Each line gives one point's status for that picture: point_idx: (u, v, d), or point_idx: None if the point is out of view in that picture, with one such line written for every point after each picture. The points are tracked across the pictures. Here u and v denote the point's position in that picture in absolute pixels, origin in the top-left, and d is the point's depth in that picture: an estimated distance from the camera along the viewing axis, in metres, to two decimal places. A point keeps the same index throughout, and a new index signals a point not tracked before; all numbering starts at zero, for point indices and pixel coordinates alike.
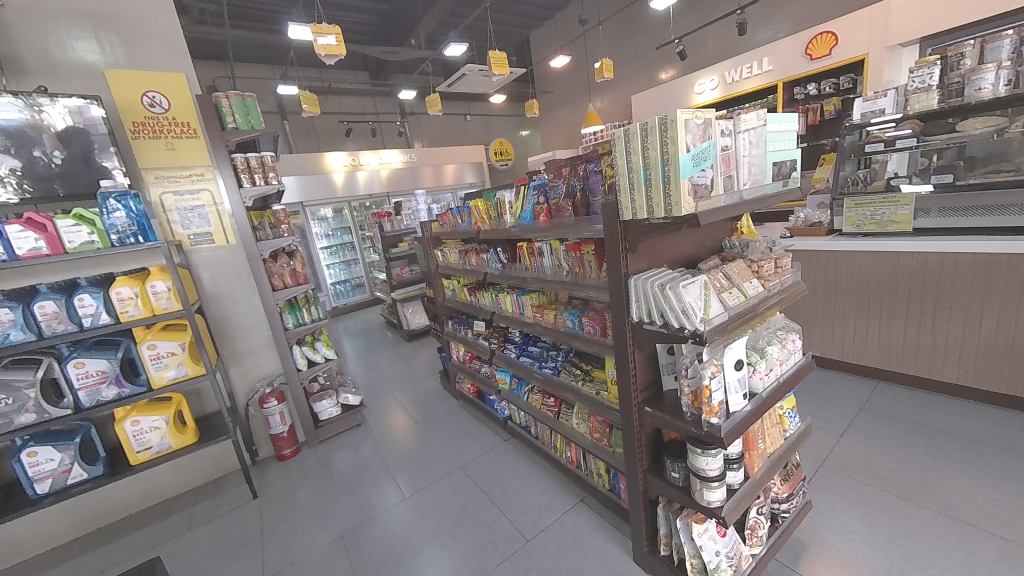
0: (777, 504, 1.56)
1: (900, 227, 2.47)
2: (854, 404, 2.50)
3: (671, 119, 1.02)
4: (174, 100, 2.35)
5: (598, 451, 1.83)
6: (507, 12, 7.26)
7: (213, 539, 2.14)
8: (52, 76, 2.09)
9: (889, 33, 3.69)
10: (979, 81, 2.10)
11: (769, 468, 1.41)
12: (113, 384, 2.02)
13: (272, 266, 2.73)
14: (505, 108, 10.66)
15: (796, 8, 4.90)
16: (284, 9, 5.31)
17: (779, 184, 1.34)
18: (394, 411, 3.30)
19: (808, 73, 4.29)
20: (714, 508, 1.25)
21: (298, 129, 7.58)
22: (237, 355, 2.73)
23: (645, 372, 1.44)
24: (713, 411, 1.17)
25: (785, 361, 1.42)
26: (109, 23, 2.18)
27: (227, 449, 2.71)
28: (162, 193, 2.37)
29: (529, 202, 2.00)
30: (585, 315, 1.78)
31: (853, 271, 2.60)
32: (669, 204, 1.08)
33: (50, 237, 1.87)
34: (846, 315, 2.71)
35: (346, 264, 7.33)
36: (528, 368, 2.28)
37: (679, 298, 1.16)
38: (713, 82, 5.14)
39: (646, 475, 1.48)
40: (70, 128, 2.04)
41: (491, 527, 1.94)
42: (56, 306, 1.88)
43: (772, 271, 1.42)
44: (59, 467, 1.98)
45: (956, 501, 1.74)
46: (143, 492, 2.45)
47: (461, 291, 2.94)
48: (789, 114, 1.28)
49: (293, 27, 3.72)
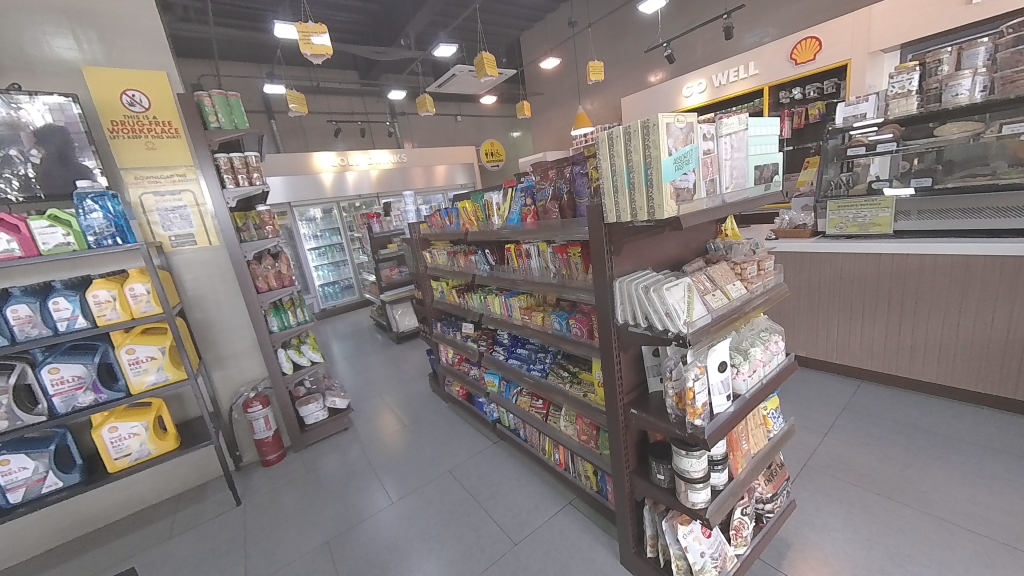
0: (763, 504, 1.57)
1: (881, 229, 2.52)
2: (838, 403, 2.54)
3: (652, 122, 1.02)
4: (154, 98, 2.30)
5: (585, 453, 1.83)
6: (498, 13, 7.23)
7: (195, 547, 2.10)
8: (27, 73, 2.03)
9: (871, 39, 3.76)
10: (956, 87, 2.17)
11: (753, 468, 1.42)
12: (90, 390, 1.97)
13: (257, 267, 2.69)
14: (495, 109, 10.68)
15: (781, 13, 4.98)
16: (270, 7, 5.23)
17: (762, 187, 1.35)
18: (382, 414, 3.28)
19: (793, 77, 4.37)
20: (698, 509, 1.26)
21: (285, 128, 7.48)
22: (221, 359, 2.68)
23: (631, 374, 1.44)
24: (697, 412, 1.17)
25: (769, 362, 1.44)
26: (87, 19, 2.13)
27: (210, 455, 2.65)
28: (143, 194, 2.32)
29: (516, 203, 2.00)
30: (573, 317, 1.79)
31: (836, 272, 2.64)
32: (652, 207, 1.08)
33: (24, 238, 1.81)
34: (830, 315, 2.75)
35: (335, 265, 7.27)
36: (517, 370, 2.27)
37: (663, 301, 1.16)
38: (701, 85, 5.18)
39: (632, 477, 1.48)
40: (48, 126, 1.99)
41: (478, 531, 1.93)
42: (29, 310, 1.82)
43: (755, 272, 1.43)
44: (33, 476, 1.92)
45: (935, 499, 1.77)
46: (123, 500, 2.39)
47: (450, 292, 2.92)
48: (770, 119, 1.30)
49: (279, 25, 3.66)
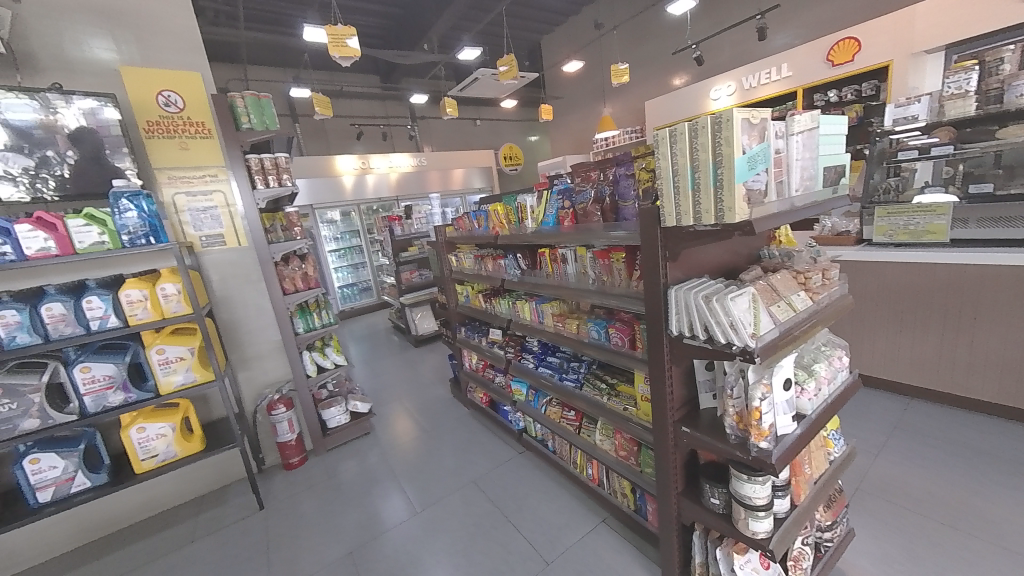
0: (822, 533, 1.45)
1: (935, 237, 2.34)
2: (886, 421, 2.39)
3: (726, 118, 0.94)
4: (188, 99, 2.32)
5: (624, 470, 1.74)
6: (521, 16, 7.23)
7: (216, 552, 2.06)
8: (66, 73, 2.05)
9: (913, 38, 3.59)
10: (1021, 87, 2.05)
11: (816, 495, 1.31)
12: (119, 389, 1.96)
13: (284, 269, 2.68)
14: (514, 113, 10.72)
15: (814, 14, 4.85)
16: (298, 11, 5.32)
17: (829, 190, 1.26)
18: (402, 419, 3.22)
19: (828, 79, 4.22)
20: (761, 540, 1.15)
21: (308, 130, 7.57)
22: (246, 360, 2.67)
23: (682, 389, 1.35)
24: (762, 434, 1.09)
25: (832, 380, 1.33)
26: (125, 21, 2.15)
27: (233, 456, 2.64)
28: (175, 193, 2.33)
29: (552, 206, 1.92)
30: (612, 326, 1.69)
31: (884, 282, 2.50)
32: (720, 210, 0.99)
33: (60, 237, 1.81)
34: (875, 328, 2.60)
35: (354, 268, 7.34)
36: (547, 379, 2.19)
37: (727, 312, 1.06)
38: (730, 88, 5.04)
39: (680, 499, 1.38)
40: (82, 128, 1.99)
41: (508, 546, 1.85)
42: (63, 308, 1.82)
43: (819, 282, 1.33)
44: (63, 475, 1.91)
45: (1006, 530, 1.62)
46: (146, 501, 2.38)
47: (475, 297, 2.88)
48: (840, 116, 1.21)
49: (308, 28, 3.68)
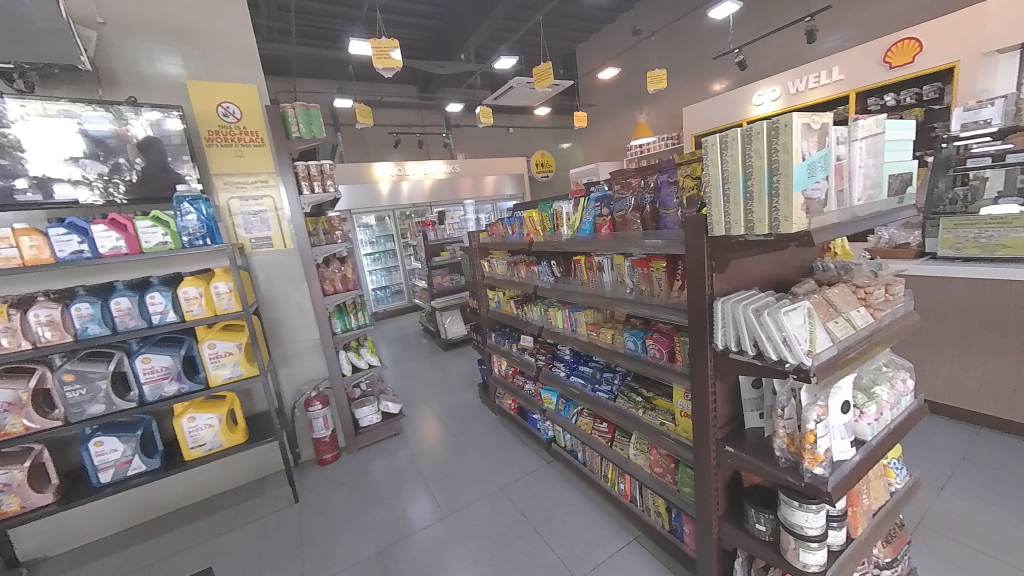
0: (880, 571, 1.34)
1: (1011, 252, 2.09)
2: (951, 451, 2.18)
3: (783, 123, 0.90)
4: (244, 110, 2.47)
5: (660, 488, 1.67)
6: (557, 25, 7.28)
7: (253, 542, 2.14)
8: (139, 87, 2.23)
9: (984, 37, 3.33)
10: None
11: (875, 529, 1.21)
12: (174, 380, 2.09)
13: (325, 270, 2.80)
14: (547, 121, 10.78)
15: (869, 15, 4.61)
16: (345, 26, 5.59)
17: (893, 200, 1.18)
18: (430, 422, 3.25)
19: (884, 82, 3.97)
20: (813, 573, 1.07)
21: (349, 139, 7.90)
22: (286, 357, 2.78)
23: (726, 406, 1.28)
24: (817, 459, 1.01)
25: (896, 404, 1.23)
26: (193, 39, 2.33)
27: (271, 450, 2.75)
28: (229, 198, 2.48)
29: (589, 213, 1.90)
30: (650, 337, 1.64)
31: (949, 299, 2.31)
32: (775, 219, 0.95)
33: (129, 237, 1.95)
34: (938, 348, 2.40)
35: (387, 271, 7.60)
36: (579, 390, 2.14)
37: (780, 326, 1.00)
38: (774, 92, 4.85)
39: (720, 522, 1.31)
40: (149, 138, 2.16)
41: (535, 558, 1.82)
42: (129, 303, 1.96)
43: (882, 298, 1.24)
44: (121, 458, 2.05)
45: None
46: (191, 488, 2.51)
47: (506, 303, 2.89)
48: (908, 121, 1.13)
49: (355, 41, 3.86)
